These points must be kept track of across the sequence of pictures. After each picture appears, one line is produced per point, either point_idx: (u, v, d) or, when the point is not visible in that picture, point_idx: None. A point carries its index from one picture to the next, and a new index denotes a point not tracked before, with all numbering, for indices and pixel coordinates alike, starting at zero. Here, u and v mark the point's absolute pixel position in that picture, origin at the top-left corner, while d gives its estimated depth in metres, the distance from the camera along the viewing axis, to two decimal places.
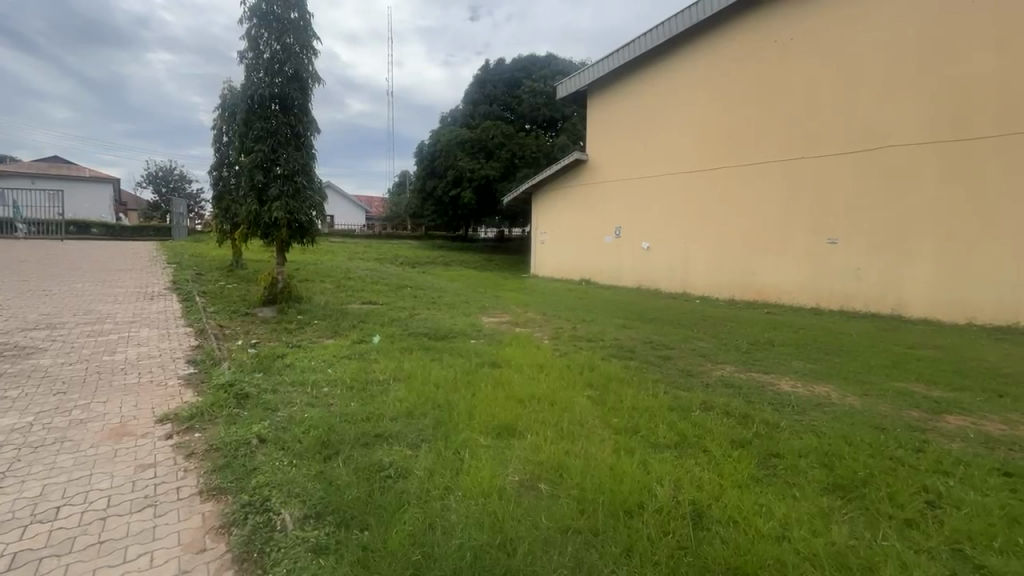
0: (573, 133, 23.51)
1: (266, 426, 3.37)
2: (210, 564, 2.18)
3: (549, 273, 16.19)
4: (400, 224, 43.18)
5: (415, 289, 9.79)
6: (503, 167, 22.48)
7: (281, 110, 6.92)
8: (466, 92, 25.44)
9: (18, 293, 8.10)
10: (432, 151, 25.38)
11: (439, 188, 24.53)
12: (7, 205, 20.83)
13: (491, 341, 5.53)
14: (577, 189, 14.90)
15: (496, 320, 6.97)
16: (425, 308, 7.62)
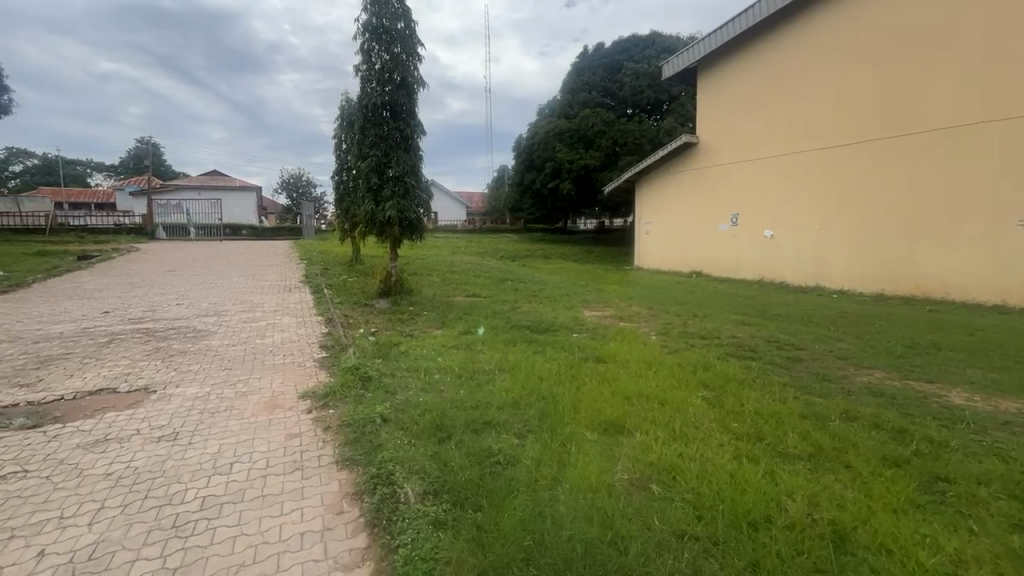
0: (681, 114, 22.27)
1: (387, 406, 3.70)
2: (348, 526, 2.52)
3: (655, 265, 15.55)
4: (499, 218, 44.50)
5: (516, 282, 10.02)
6: (603, 156, 22.00)
7: (392, 116, 7.46)
8: (563, 82, 25.28)
9: (195, 285, 9.87)
10: (530, 144, 25.56)
11: (537, 181, 24.74)
12: (183, 213, 25.46)
13: (595, 335, 5.48)
14: (685, 174, 14.04)
15: (598, 315, 6.86)
16: (527, 301, 7.77)
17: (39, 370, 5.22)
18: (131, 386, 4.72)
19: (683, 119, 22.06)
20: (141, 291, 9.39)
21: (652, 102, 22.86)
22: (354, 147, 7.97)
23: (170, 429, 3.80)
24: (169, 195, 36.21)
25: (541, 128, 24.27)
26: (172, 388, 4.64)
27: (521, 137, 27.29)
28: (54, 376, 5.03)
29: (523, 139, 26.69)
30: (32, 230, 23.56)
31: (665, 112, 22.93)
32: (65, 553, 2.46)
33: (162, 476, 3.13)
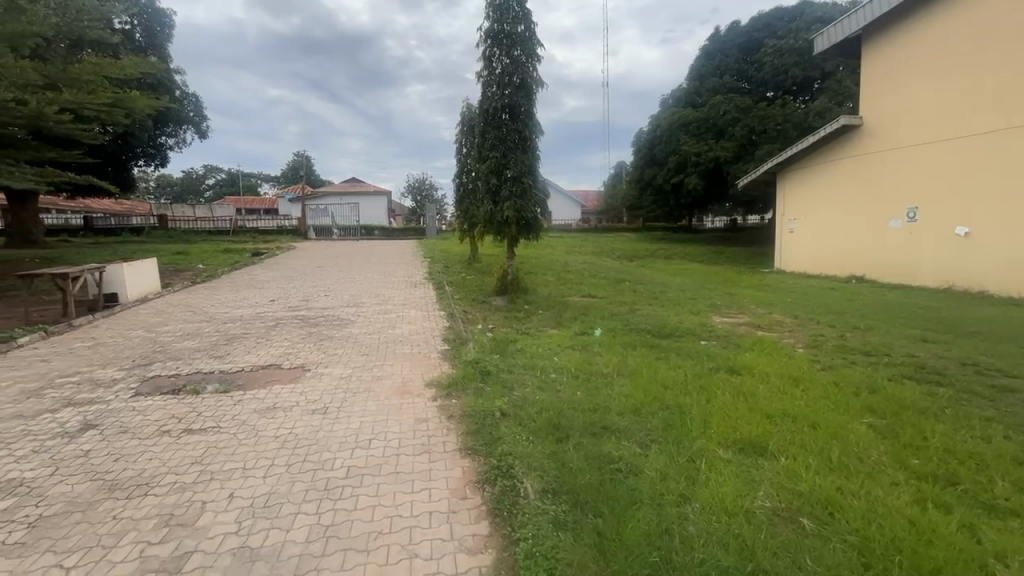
0: (836, 92, 18.99)
1: (506, 401, 3.82)
2: (472, 511, 2.66)
3: (802, 267, 13.78)
4: (615, 216, 43.29)
5: (635, 284, 9.65)
6: (737, 146, 20.21)
7: (511, 118, 7.68)
8: (690, 69, 23.84)
9: (339, 280, 11.29)
10: (651, 138, 24.42)
11: (658, 177, 23.53)
12: (330, 217, 29.30)
13: (727, 344, 5.04)
14: (842, 164, 12.24)
15: (731, 322, 6.28)
16: (647, 304, 7.44)
17: (228, 346, 6.45)
18: (291, 364, 5.59)
19: (838, 97, 18.74)
20: (299, 283, 11.03)
21: (800, 81, 20.23)
22: (475, 150, 8.37)
23: (322, 403, 4.41)
24: (319, 201, 41.94)
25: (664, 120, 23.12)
26: (322, 368, 5.40)
27: (641, 131, 26.39)
28: (237, 352, 6.15)
29: (644, 133, 25.75)
30: (221, 231, 29.04)
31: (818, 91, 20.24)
32: (248, 498, 3.00)
33: (316, 443, 3.65)
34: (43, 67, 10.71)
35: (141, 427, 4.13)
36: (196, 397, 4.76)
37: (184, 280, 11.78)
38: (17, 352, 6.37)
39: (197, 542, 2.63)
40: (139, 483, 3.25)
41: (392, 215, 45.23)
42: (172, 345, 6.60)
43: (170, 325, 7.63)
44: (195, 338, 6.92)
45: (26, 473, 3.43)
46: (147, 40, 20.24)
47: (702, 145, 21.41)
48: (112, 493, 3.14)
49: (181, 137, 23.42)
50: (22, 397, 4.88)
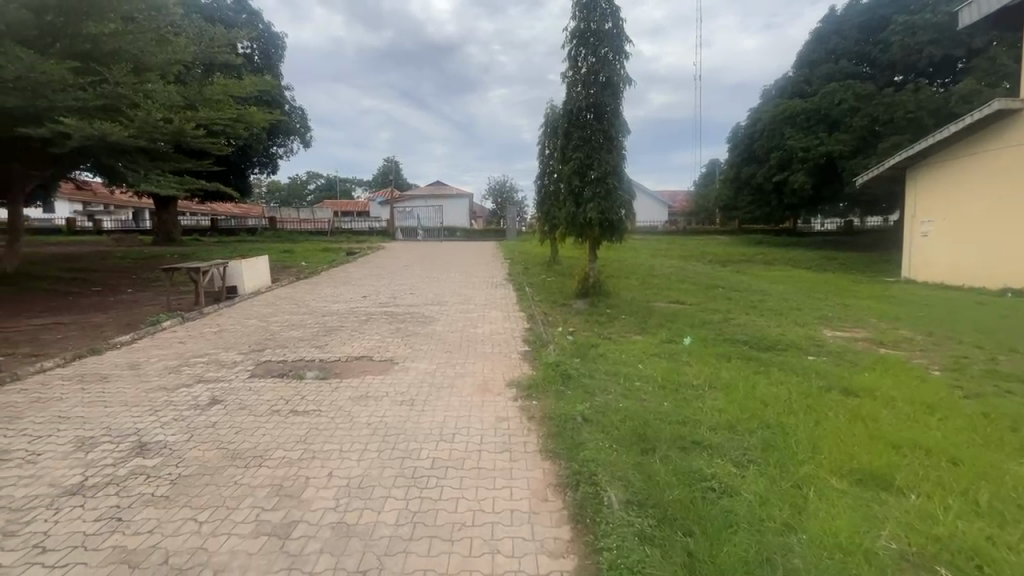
0: (985, 70, 16.21)
1: (588, 407, 3.76)
2: (554, 513, 2.67)
3: (936, 277, 12.00)
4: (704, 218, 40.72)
5: (728, 290, 9.03)
6: (856, 140, 18.26)
7: (595, 118, 7.58)
8: (799, 56, 22.05)
9: (425, 279, 11.86)
10: (750, 134, 22.96)
11: (757, 176, 22.39)
12: (416, 219, 30.95)
13: (840, 361, 4.53)
14: (995, 156, 10.50)
15: (846, 337, 5.64)
16: (742, 313, 6.93)
17: (328, 337, 7.07)
18: (382, 357, 5.99)
19: (988, 76, 15.94)
20: (388, 282, 11.78)
21: (935, 61, 17.57)
22: (558, 152, 8.36)
23: (409, 395, 4.66)
24: (406, 204, 44.53)
25: (767, 113, 21.80)
26: (409, 362, 5.72)
27: (739, 126, 24.87)
28: (334, 343, 6.73)
29: (741, 128, 24.21)
30: (320, 232, 31.92)
31: (962, 71, 17.61)
32: (344, 478, 3.27)
33: (404, 433, 3.87)
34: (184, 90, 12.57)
35: (256, 405, 4.67)
36: (301, 382, 5.29)
37: (290, 276, 13.13)
38: (162, 333, 7.51)
39: (303, 513, 2.92)
40: (255, 454, 3.68)
41: (473, 216, 46.62)
42: (281, 334, 7.37)
43: (280, 316, 8.53)
44: (300, 328, 7.68)
45: (168, 437, 4.04)
46: (263, 61, 22.76)
47: (811, 138, 19.74)
48: (233, 461, 3.59)
49: (289, 147, 26.08)
50: (165, 371, 5.75)
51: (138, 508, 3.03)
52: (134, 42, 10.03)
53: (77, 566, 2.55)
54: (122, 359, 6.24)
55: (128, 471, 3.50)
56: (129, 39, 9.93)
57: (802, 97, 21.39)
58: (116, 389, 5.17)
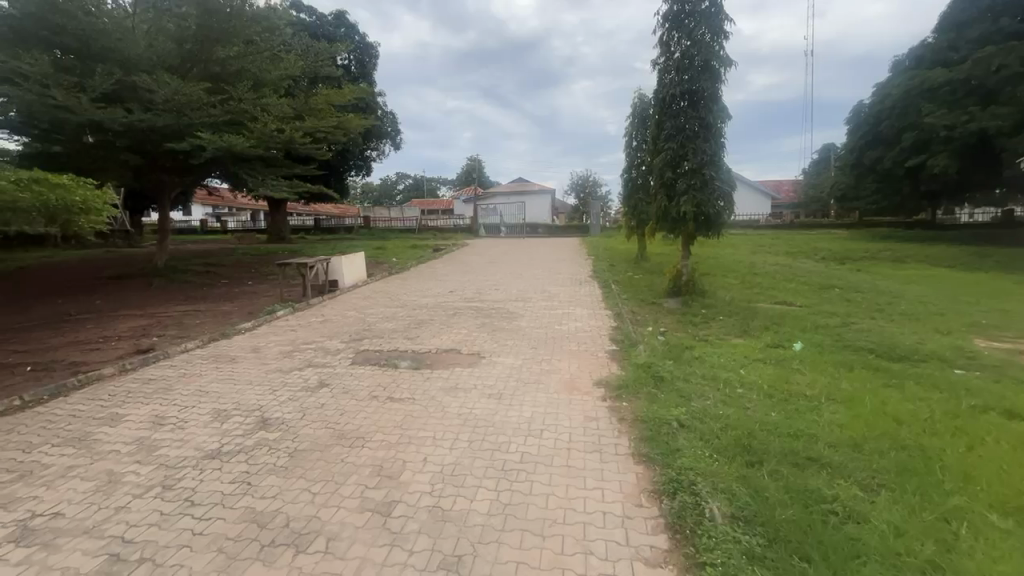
0: None
1: (683, 411, 3.60)
2: (647, 520, 2.58)
3: None
4: (813, 209, 36.74)
5: (846, 292, 8.07)
6: (1018, 113, 15.36)
7: (689, 105, 7.17)
8: (942, 17, 19.01)
9: (509, 275, 12.07)
10: (876, 111, 20.22)
11: (885, 160, 20.05)
12: (498, 216, 31.59)
13: (999, 378, 3.87)
14: None
15: (1004, 349, 4.78)
16: (865, 317, 6.17)
17: (419, 330, 7.47)
18: (470, 350, 6.21)
19: None
20: (473, 277, 12.16)
21: None
22: (649, 143, 8.04)
23: (498, 389, 4.80)
24: (488, 201, 45.62)
25: (897, 88, 19.17)
26: (495, 356, 5.87)
27: (862, 104, 22.15)
28: (425, 335, 7.11)
29: (865, 106, 21.52)
30: (409, 229, 33.77)
31: None
32: (438, 465, 3.45)
33: (493, 425, 4.00)
34: (295, 102, 13.97)
35: (359, 391, 5.09)
36: (397, 371, 5.66)
37: (383, 271, 14.08)
38: (278, 322, 8.46)
39: (402, 493, 3.13)
40: (358, 436, 4.01)
41: (554, 212, 46.41)
42: (376, 325, 7.94)
43: (378, 309, 9.18)
44: (393, 321, 8.21)
45: (285, 414, 4.55)
46: (359, 71, 24.47)
47: (955, 114, 17.00)
48: (340, 441, 3.95)
49: (381, 150, 27.94)
50: (282, 356, 6.49)
51: (263, 475, 3.46)
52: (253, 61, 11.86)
53: (219, 520, 2.97)
54: (246, 343, 7.15)
55: (254, 442, 4.00)
56: (250, 59, 11.76)
57: (945, 66, 18.54)
58: (242, 369, 5.93)
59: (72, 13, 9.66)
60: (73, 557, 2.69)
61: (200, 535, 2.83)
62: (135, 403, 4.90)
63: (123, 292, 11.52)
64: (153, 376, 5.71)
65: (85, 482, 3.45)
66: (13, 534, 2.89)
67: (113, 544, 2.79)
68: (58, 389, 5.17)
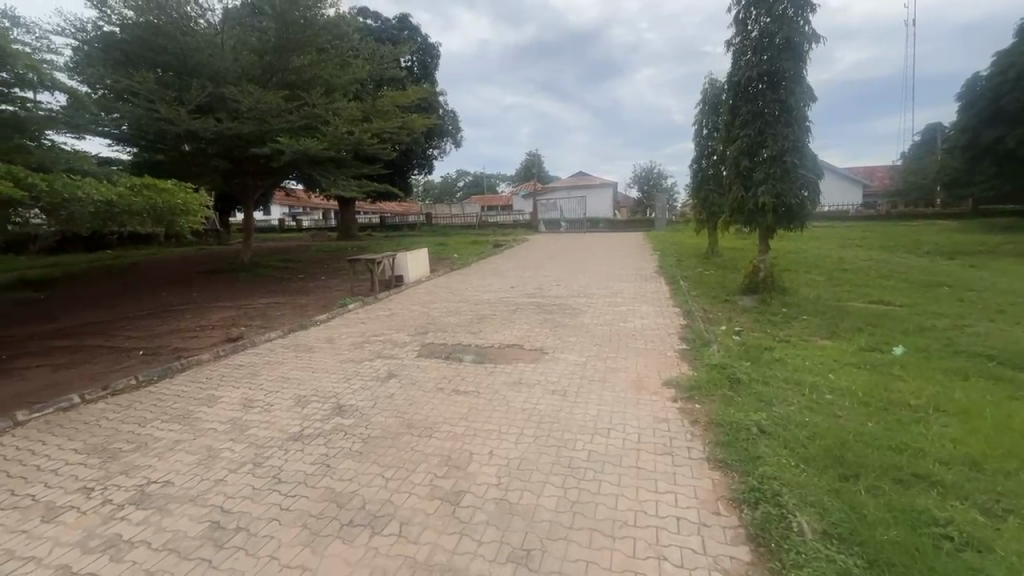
0: None
1: (764, 417, 3.39)
2: (726, 530, 2.47)
3: None
4: (912, 197, 33.03)
5: (956, 290, 7.19)
6: None
7: (769, 87, 6.68)
8: None
9: (571, 271, 11.97)
10: (995, 84, 17.71)
11: (1007, 139, 17.54)
12: (559, 211, 31.43)
13: None
14: None
15: None
16: (979, 318, 5.48)
17: (483, 325, 7.63)
18: (532, 346, 6.25)
19: None
20: (534, 273, 12.20)
21: None
22: (722, 131, 7.60)
23: (562, 386, 4.79)
24: (548, 196, 45.47)
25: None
26: (559, 352, 5.86)
27: (978, 76, 19.49)
28: (488, 330, 7.25)
29: (982, 78, 18.93)
30: (469, 225, 34.52)
31: None
32: (504, 458, 3.51)
33: (558, 422, 4.00)
34: (364, 105, 14.70)
35: (427, 382, 5.30)
36: (462, 364, 5.81)
37: (445, 266, 14.49)
38: (350, 315, 9.00)
39: (470, 484, 3.22)
40: (426, 426, 4.18)
41: (615, 206, 45.31)
42: (440, 320, 8.21)
43: (443, 304, 9.48)
44: (457, 315, 8.45)
45: (359, 402, 4.84)
46: (422, 71, 25.25)
47: None
48: (409, 430, 4.13)
49: (443, 148, 28.72)
50: (354, 347, 6.89)
51: (341, 459, 3.71)
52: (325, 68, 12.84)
53: (302, 498, 3.22)
54: (322, 334, 7.67)
55: (332, 427, 4.29)
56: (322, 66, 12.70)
57: None
58: (319, 358, 6.38)
59: (172, 34, 11.09)
60: (182, 521, 3.03)
61: (287, 511, 3.08)
62: (229, 386, 5.44)
63: (216, 286, 12.79)
64: (242, 362, 6.30)
65: (190, 455, 3.88)
66: (134, 497, 3.31)
67: (213, 512, 3.12)
68: (165, 371, 5.85)
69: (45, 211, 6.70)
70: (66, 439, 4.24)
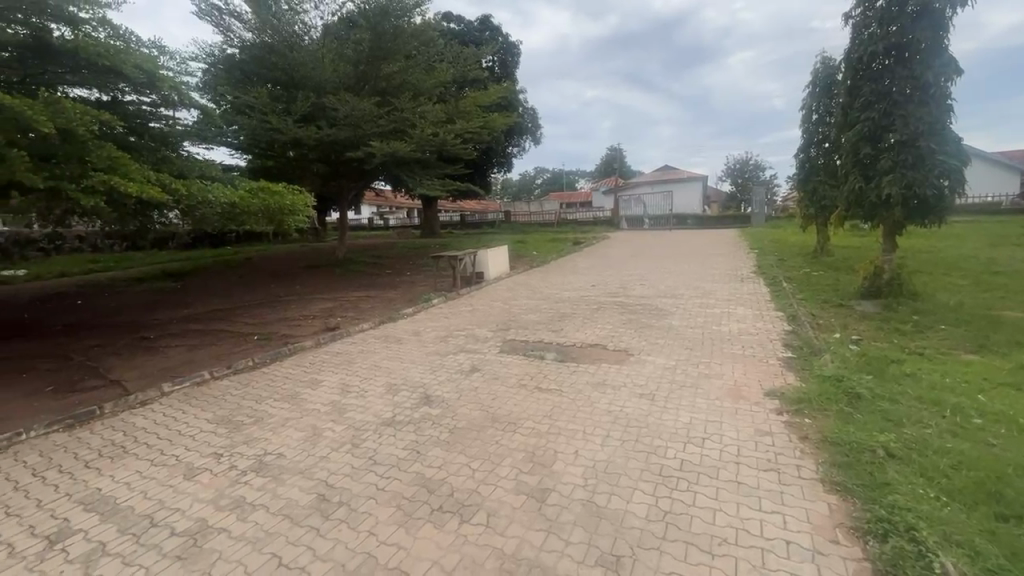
0: None
1: (893, 439, 3.04)
2: (847, 560, 2.24)
3: None
4: None
5: None
6: None
7: (897, 63, 5.90)
8: None
9: (656, 271, 11.50)
10: None
11: None
12: (642, 207, 30.30)
13: None
14: None
15: None
16: None
17: (563, 322, 7.61)
18: (616, 346, 6.11)
19: None
20: (617, 272, 11.88)
21: None
22: (837, 116, 6.85)
23: (651, 389, 4.62)
24: (630, 192, 44.02)
25: None
26: (645, 355, 5.67)
27: None
28: (570, 328, 7.22)
29: None
30: (549, 223, 34.53)
31: None
32: (589, 460, 3.48)
33: (647, 427, 3.88)
34: (449, 107, 15.31)
35: (509, 377, 5.42)
36: (544, 362, 5.85)
37: (525, 264, 14.63)
38: (435, 309, 9.45)
39: (555, 483, 3.24)
40: (510, 421, 4.27)
41: (705, 201, 42.61)
42: (522, 316, 8.32)
43: (523, 301, 9.60)
44: (538, 313, 8.52)
45: (445, 393, 5.08)
46: (503, 70, 25.70)
47: None
48: (494, 423, 4.26)
49: (522, 146, 29.03)
50: (439, 340, 7.23)
51: (429, 446, 3.92)
52: (411, 73, 13.56)
53: (395, 480, 3.46)
54: (410, 327, 8.14)
55: (421, 415, 4.56)
56: (408, 71, 13.47)
57: None
58: (407, 349, 6.79)
59: (281, 51, 12.39)
60: (293, 491, 3.41)
61: (382, 491, 3.34)
62: (328, 371, 6.00)
63: (318, 279, 14.08)
64: (340, 350, 6.90)
65: (298, 432, 4.35)
66: (253, 465, 3.78)
67: (319, 485, 3.47)
68: (276, 355, 6.60)
69: (180, 213, 7.79)
70: (200, 409, 4.97)
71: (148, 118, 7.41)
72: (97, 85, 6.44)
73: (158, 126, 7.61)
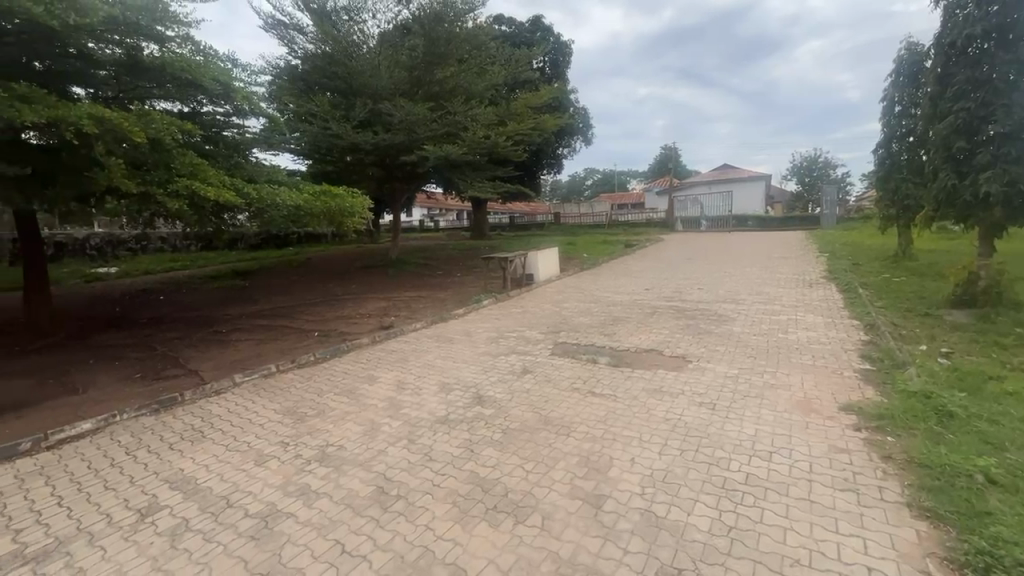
0: None
1: (996, 465, 2.79)
2: None
3: None
4: None
5: None
6: None
7: (999, 46, 5.35)
8: None
9: (715, 275, 11.03)
10: None
11: None
12: (699, 208, 29.15)
13: None
14: None
15: None
16: None
17: (616, 326, 7.51)
18: (673, 353, 5.94)
19: None
20: (672, 275, 11.52)
21: None
22: (924, 107, 6.30)
23: (711, 398, 4.47)
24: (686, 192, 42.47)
25: None
26: (704, 362, 5.47)
27: None
28: (623, 333, 7.11)
29: None
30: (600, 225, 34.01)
31: None
32: (646, 468, 3.43)
33: (708, 437, 3.76)
34: (501, 111, 15.53)
35: (562, 381, 5.42)
36: (598, 366, 5.80)
37: (575, 266, 14.52)
38: (487, 310, 9.61)
39: (611, 489, 3.22)
40: (564, 425, 4.28)
41: (768, 200, 40.28)
42: (573, 319, 8.29)
43: (574, 304, 9.54)
44: (590, 316, 8.44)
45: (497, 394, 5.17)
46: (554, 71, 25.71)
47: None
48: (547, 426, 4.28)
49: (573, 146, 28.84)
50: (489, 341, 7.35)
51: (483, 446, 4.02)
52: (465, 78, 13.89)
53: (450, 478, 3.58)
54: (462, 327, 8.34)
55: (474, 415, 4.67)
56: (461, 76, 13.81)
57: None
58: (459, 349, 6.96)
59: (341, 61, 13.02)
60: (354, 482, 3.61)
61: (437, 487, 3.46)
62: (385, 368, 6.28)
63: (374, 280, 14.70)
64: (395, 348, 7.18)
65: (357, 426, 4.59)
66: (317, 455, 4.05)
67: (378, 478, 3.65)
68: (336, 351, 7.00)
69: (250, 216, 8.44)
70: (268, 400, 5.37)
71: (221, 127, 8.13)
72: (180, 98, 7.12)
73: (230, 134, 8.32)
